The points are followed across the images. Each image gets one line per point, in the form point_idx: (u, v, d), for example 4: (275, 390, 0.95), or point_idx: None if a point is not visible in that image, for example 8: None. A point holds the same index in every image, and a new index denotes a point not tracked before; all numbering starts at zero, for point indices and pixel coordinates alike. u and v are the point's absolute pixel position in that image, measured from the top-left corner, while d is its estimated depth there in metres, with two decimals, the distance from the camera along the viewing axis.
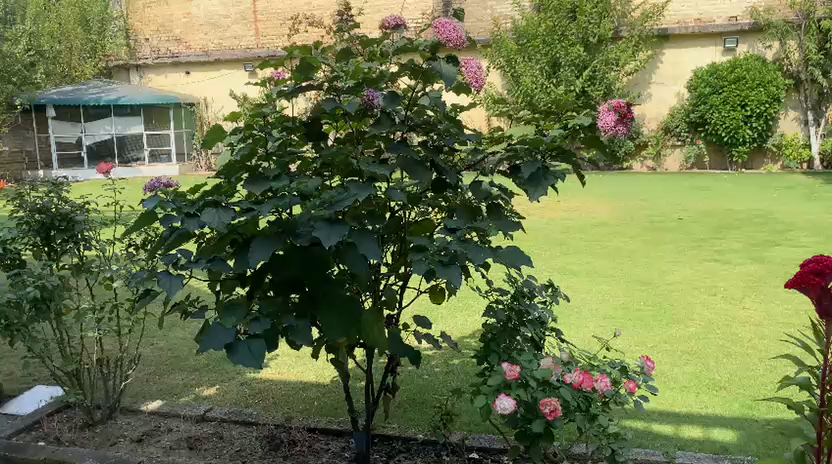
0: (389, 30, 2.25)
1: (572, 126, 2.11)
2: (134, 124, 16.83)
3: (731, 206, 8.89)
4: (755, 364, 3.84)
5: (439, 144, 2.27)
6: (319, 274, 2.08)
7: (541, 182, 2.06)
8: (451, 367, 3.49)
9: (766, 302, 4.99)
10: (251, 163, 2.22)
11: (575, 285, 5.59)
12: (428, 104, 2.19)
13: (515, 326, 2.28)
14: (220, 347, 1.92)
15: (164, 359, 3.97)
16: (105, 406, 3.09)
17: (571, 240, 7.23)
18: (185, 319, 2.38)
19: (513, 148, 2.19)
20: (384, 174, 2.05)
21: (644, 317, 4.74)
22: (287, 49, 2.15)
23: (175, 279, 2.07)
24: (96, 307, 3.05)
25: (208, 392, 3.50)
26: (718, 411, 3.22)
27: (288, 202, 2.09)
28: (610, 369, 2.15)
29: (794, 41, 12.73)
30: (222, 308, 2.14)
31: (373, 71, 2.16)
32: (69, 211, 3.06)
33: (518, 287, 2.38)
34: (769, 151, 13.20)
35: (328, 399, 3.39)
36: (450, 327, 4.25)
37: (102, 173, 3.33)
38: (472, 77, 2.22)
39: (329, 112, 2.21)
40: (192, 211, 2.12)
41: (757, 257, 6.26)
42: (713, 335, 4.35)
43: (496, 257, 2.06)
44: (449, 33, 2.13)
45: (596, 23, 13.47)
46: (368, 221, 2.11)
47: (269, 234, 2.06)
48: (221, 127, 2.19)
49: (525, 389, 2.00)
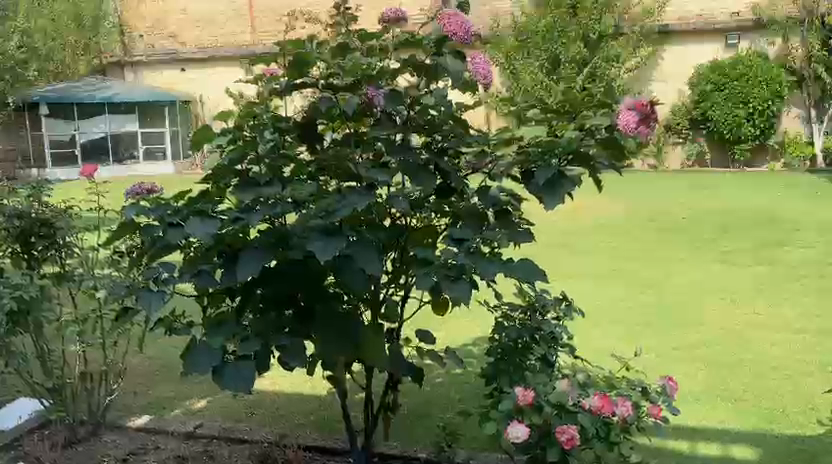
0: (388, 25, 2.05)
1: (588, 127, 1.96)
2: (128, 122, 16.44)
3: (736, 205, 8.73)
4: (771, 374, 3.68)
5: (443, 146, 2.11)
6: (315, 289, 1.95)
7: (557, 189, 1.94)
8: (454, 378, 3.35)
9: (778, 306, 4.83)
10: (241, 168, 2.06)
11: (583, 289, 5.41)
12: (432, 103, 2.05)
13: (526, 345, 2.16)
14: (205, 370, 1.85)
15: (151, 369, 3.80)
16: (89, 422, 2.95)
17: (573, 241, 7.08)
18: (168, 336, 2.22)
19: (525, 152, 2.02)
20: (383, 179, 1.90)
21: (653, 322, 4.58)
22: (281, 43, 2.02)
23: (156, 295, 1.94)
24: (79, 318, 2.90)
25: (200, 405, 3.34)
26: (736, 425, 3.07)
27: (281, 210, 1.93)
28: (630, 391, 2.01)
29: (798, 38, 12.67)
30: (209, 324, 2.00)
31: (372, 66, 1.98)
32: (49, 216, 2.88)
33: (530, 301, 2.25)
34: (770, 148, 12.93)
35: (326, 413, 3.22)
36: (453, 336, 4.12)
37: (86, 176, 3.16)
38: (478, 73, 2.05)
39: (325, 112, 2.02)
40: (175, 220, 1.98)
41: (767, 259, 6.08)
42: (725, 342, 4.19)
43: (508, 271, 1.90)
44: (454, 25, 1.98)
45: (597, 20, 13.24)
46: (367, 230, 1.98)
47: (259, 245, 1.90)
48: (208, 128, 2.07)
49: (539, 413, 1.88)
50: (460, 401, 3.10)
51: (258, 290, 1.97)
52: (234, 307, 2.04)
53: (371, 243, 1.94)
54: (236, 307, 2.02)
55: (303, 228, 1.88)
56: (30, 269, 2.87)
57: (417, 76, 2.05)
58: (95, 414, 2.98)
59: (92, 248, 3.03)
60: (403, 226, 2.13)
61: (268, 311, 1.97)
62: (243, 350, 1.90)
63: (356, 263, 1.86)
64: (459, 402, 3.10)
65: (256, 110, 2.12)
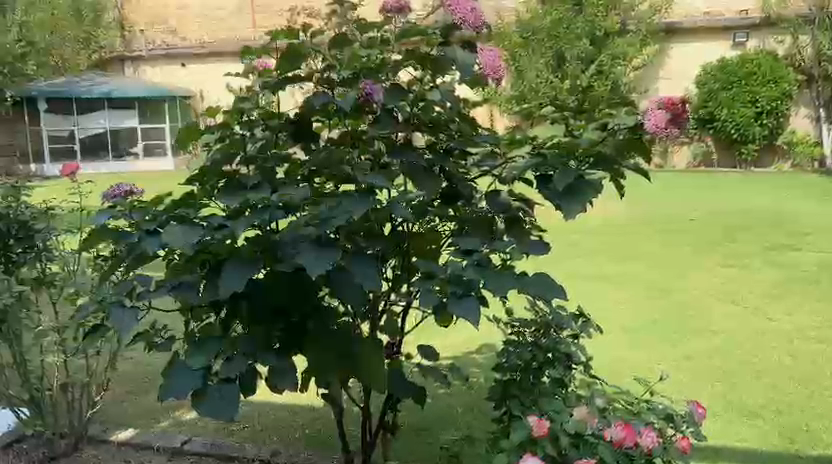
0: (390, 16, 1.85)
1: (610, 128, 1.79)
2: (128, 117, 16.28)
3: (743, 207, 8.53)
4: (789, 386, 3.47)
5: (447, 147, 1.95)
6: (307, 307, 1.77)
7: (578, 196, 1.73)
8: (456, 389, 3.22)
9: (794, 312, 4.63)
10: (229, 168, 1.87)
11: (589, 293, 5.24)
12: (438, 99, 1.86)
13: (538, 365, 2.09)
14: (183, 394, 1.68)
15: (141, 378, 3.65)
16: (70, 435, 2.77)
17: (578, 243, 6.91)
18: (149, 352, 2.06)
19: (540, 154, 1.83)
20: (384, 183, 1.67)
21: (664, 329, 4.37)
22: (272, 32, 1.85)
23: (129, 313, 1.78)
24: (58, 327, 2.69)
25: (189, 416, 3.17)
26: (757, 445, 2.86)
27: (270, 217, 1.71)
28: (653, 416, 1.92)
29: (807, 36, 12.50)
30: (191, 342, 1.83)
31: (373, 59, 1.77)
32: (29, 218, 2.70)
33: (544, 318, 2.15)
34: (779, 148, 12.72)
35: (320, 427, 3.05)
36: (452, 344, 3.95)
37: (67, 175, 2.96)
38: (489, 68, 1.85)
39: (319, 109, 1.88)
40: (153, 227, 1.79)
41: (777, 262, 5.89)
42: (736, 350, 3.99)
43: (522, 287, 1.72)
44: (465, 12, 1.79)
45: (603, 16, 13.01)
46: (366, 242, 1.79)
47: (244, 256, 1.69)
48: (197, 127, 1.92)
49: (555, 444, 1.81)
50: (464, 417, 2.95)
51: (244, 303, 1.79)
52: (221, 320, 1.87)
53: (371, 256, 1.76)
54: (221, 322, 1.86)
55: (293, 239, 1.68)
56: (8, 274, 2.64)
57: (420, 70, 1.87)
58: (77, 426, 2.80)
59: (75, 253, 2.80)
60: (404, 232, 1.97)
61: (256, 326, 1.79)
62: (226, 372, 1.73)
63: (354, 277, 1.66)
64: (462, 417, 2.96)
65: (244, 106, 1.95)
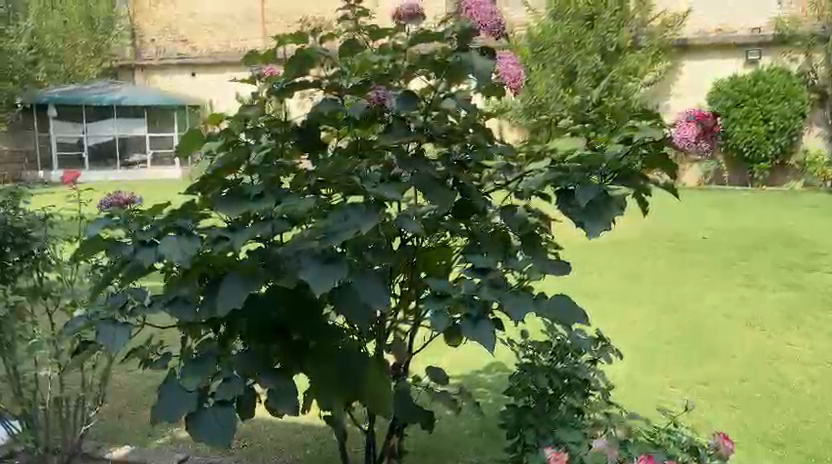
0: (405, 20, 1.80)
1: (636, 141, 1.69)
2: (136, 125, 16.33)
3: (756, 225, 8.40)
4: (812, 414, 3.34)
5: (462, 159, 1.87)
6: (309, 321, 1.67)
7: (600, 213, 1.63)
8: (462, 410, 3.12)
9: (812, 336, 4.50)
10: (231, 177, 1.81)
11: (598, 313, 5.11)
12: (452, 106, 1.80)
13: (555, 392, 2.04)
14: (176, 416, 1.57)
15: (137, 392, 3.57)
16: (64, 451, 2.64)
17: (588, 261, 6.82)
18: (142, 368, 1.97)
19: (561, 168, 1.73)
20: (394, 196, 1.57)
21: (679, 351, 4.26)
22: (279, 37, 1.70)
23: (121, 330, 1.71)
24: (53, 338, 2.56)
25: (186, 434, 3.07)
26: None
27: (273, 228, 1.63)
28: (676, 451, 1.88)
29: (821, 55, 12.56)
30: (184, 360, 1.71)
31: (385, 64, 1.74)
32: (24, 224, 2.52)
33: (562, 342, 2.08)
34: (791, 167, 12.63)
35: (323, 447, 2.95)
36: (456, 363, 3.86)
37: (68, 182, 2.91)
38: (507, 75, 1.80)
39: (327, 116, 1.75)
40: (150, 238, 1.68)
41: (792, 282, 5.77)
42: (754, 375, 3.86)
43: (538, 310, 1.62)
44: (486, 15, 1.75)
45: (615, 31, 12.87)
46: (373, 257, 1.67)
47: (246, 269, 1.59)
48: (199, 131, 1.77)
49: None
50: (470, 440, 2.88)
51: (245, 319, 1.69)
52: (219, 337, 1.77)
53: (376, 272, 1.65)
54: (220, 338, 1.75)
55: (295, 253, 1.57)
56: (4, 284, 2.53)
57: (434, 78, 1.77)
58: (70, 443, 2.66)
59: (72, 264, 2.69)
60: (412, 247, 1.86)
61: (256, 341, 1.69)
62: (221, 394, 1.62)
63: (359, 296, 1.56)
64: (471, 442, 2.85)
65: (249, 112, 1.81)
